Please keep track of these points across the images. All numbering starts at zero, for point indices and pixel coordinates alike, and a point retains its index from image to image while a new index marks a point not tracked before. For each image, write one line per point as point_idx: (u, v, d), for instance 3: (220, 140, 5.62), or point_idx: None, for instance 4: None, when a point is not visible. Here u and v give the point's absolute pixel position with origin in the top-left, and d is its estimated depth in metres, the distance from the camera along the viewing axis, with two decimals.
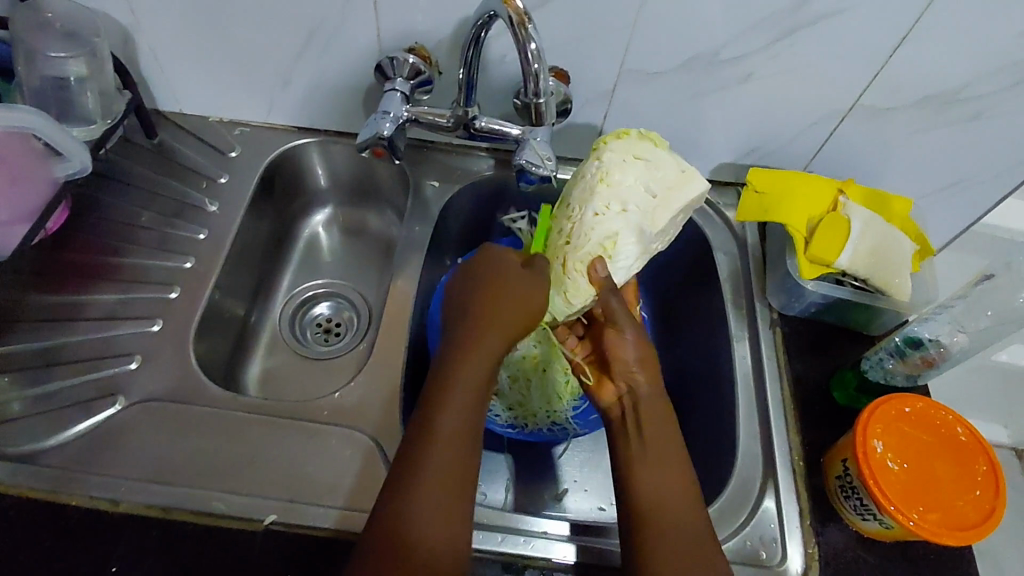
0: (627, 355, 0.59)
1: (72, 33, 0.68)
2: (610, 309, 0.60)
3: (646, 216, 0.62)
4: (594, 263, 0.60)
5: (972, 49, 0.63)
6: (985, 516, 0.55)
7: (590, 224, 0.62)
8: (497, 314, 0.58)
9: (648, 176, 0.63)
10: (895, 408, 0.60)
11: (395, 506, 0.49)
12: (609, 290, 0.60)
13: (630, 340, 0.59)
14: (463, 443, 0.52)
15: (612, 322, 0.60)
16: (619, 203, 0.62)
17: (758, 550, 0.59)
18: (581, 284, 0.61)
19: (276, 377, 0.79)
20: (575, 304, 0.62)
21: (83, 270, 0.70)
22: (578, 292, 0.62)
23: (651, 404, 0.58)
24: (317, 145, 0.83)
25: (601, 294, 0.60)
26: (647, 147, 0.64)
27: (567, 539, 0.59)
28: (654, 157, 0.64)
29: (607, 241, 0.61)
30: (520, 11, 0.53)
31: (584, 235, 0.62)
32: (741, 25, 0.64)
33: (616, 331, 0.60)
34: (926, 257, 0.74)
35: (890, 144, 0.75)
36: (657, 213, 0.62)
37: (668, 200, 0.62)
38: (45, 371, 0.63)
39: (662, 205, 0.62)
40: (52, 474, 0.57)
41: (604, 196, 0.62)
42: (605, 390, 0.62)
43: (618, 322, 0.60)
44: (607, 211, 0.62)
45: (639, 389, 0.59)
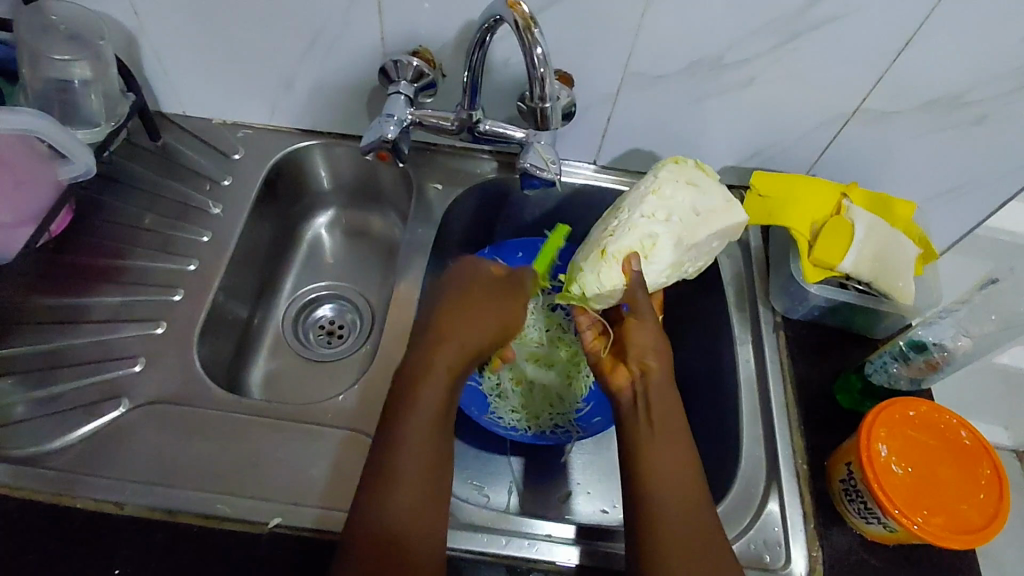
0: (644, 344, 0.59)
1: (76, 36, 0.68)
2: (636, 300, 0.61)
3: (687, 230, 0.64)
4: (630, 256, 0.62)
5: (975, 53, 0.63)
6: (989, 520, 0.55)
7: (634, 222, 0.64)
8: (459, 319, 0.59)
9: (698, 199, 0.65)
10: (899, 412, 0.60)
11: (365, 513, 0.50)
12: (638, 285, 0.62)
13: (649, 330, 0.60)
14: (431, 446, 0.52)
15: (635, 313, 0.61)
16: (667, 211, 0.64)
17: (762, 553, 0.59)
18: (615, 273, 0.62)
19: (279, 379, 0.79)
20: (602, 289, 0.63)
21: (87, 273, 0.70)
22: (609, 279, 0.63)
23: (663, 398, 0.57)
24: (320, 148, 0.83)
25: (631, 287, 0.62)
26: (699, 175, 0.67)
27: (571, 541, 0.59)
28: (705, 183, 0.67)
29: (646, 241, 0.63)
30: (526, 15, 0.53)
31: (627, 228, 0.64)
32: (745, 29, 0.64)
33: (636, 319, 0.61)
34: (929, 261, 0.74)
35: (894, 148, 0.75)
36: (697, 228, 0.64)
37: (710, 221, 0.65)
38: (48, 373, 0.63)
39: (703, 224, 0.65)
40: (57, 476, 0.57)
41: (653, 203, 0.64)
42: (616, 375, 0.60)
43: (641, 314, 0.61)
44: (653, 216, 0.64)
45: (652, 377, 0.58)
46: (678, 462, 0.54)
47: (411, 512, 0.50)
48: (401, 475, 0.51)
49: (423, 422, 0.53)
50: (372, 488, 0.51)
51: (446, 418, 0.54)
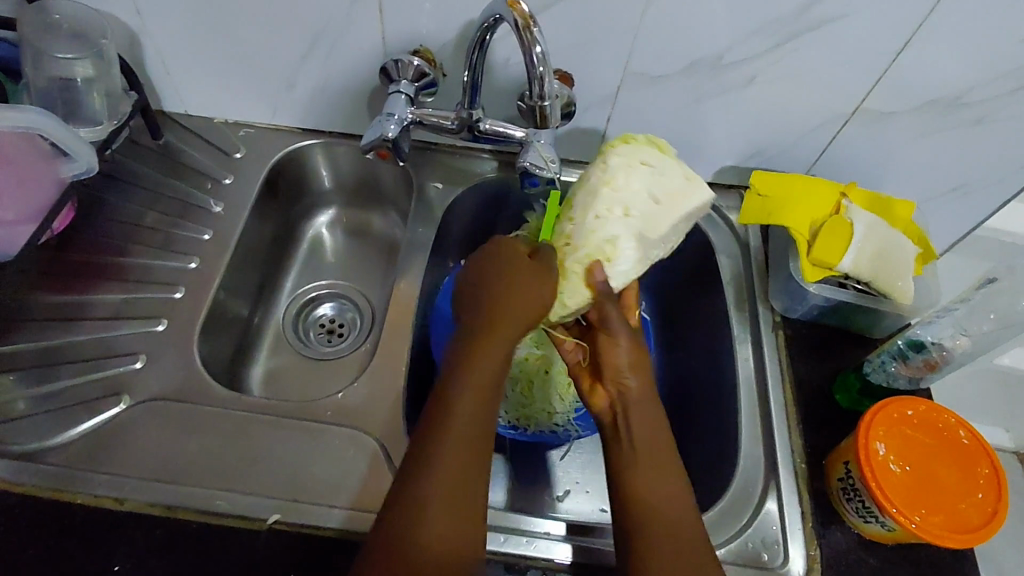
0: (618, 363, 0.59)
1: (80, 34, 0.68)
2: (605, 313, 0.61)
3: (648, 222, 0.63)
4: (592, 266, 0.61)
5: (974, 53, 0.63)
6: (987, 519, 0.55)
7: (591, 228, 0.62)
8: (504, 317, 0.57)
9: (653, 183, 0.65)
10: (897, 411, 0.60)
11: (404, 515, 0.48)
12: (605, 296, 0.61)
13: (621, 347, 0.60)
14: (470, 447, 0.51)
15: (606, 327, 0.61)
16: (623, 206, 0.63)
17: (760, 552, 0.59)
18: (579, 288, 0.61)
19: (279, 377, 0.80)
20: (570, 308, 0.62)
21: (89, 270, 0.71)
22: (573, 296, 0.61)
23: (642, 417, 0.57)
24: (321, 147, 0.83)
25: (598, 299, 0.61)
26: (651, 153, 0.67)
27: (567, 539, 0.59)
28: (659, 164, 0.66)
29: (607, 244, 0.62)
30: (525, 14, 0.53)
31: (584, 235, 0.62)
32: (745, 29, 0.64)
33: (608, 335, 0.61)
34: (928, 261, 0.74)
35: (893, 148, 0.75)
36: (657, 218, 0.63)
37: (670, 205, 0.64)
38: (49, 369, 0.64)
39: (664, 211, 0.64)
40: (57, 471, 0.57)
41: (608, 200, 0.63)
42: (595, 394, 0.61)
43: (612, 328, 0.60)
44: (609, 215, 0.63)
45: (631, 396, 0.59)
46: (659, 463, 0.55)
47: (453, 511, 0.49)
48: (440, 477, 0.49)
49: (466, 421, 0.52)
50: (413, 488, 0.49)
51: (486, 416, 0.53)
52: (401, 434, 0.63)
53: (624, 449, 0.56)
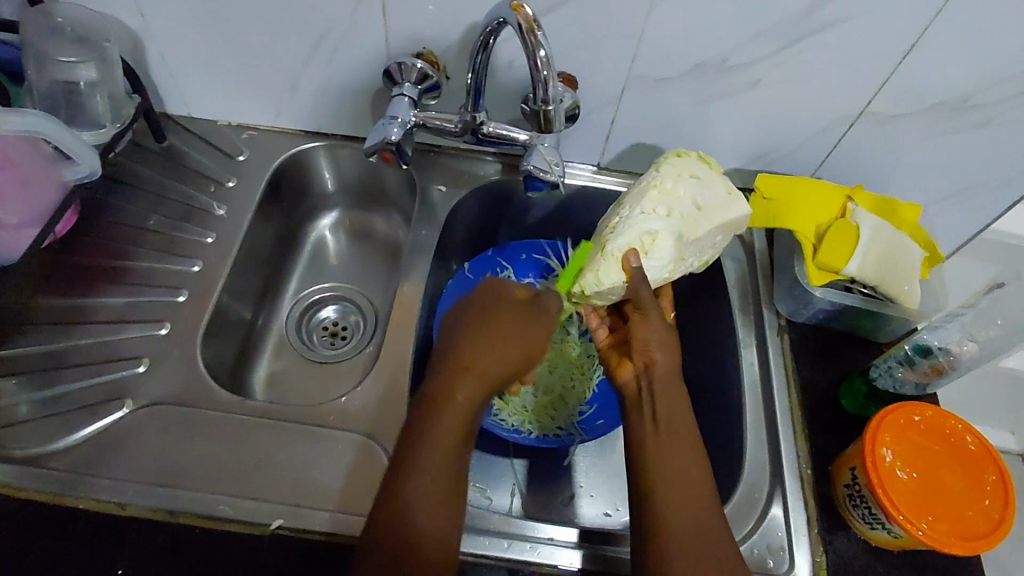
0: (648, 337, 0.60)
1: (84, 37, 0.68)
2: (639, 293, 0.61)
3: (688, 225, 0.64)
4: (628, 254, 0.63)
5: (982, 55, 0.63)
6: (994, 526, 0.55)
7: (634, 220, 0.64)
8: (479, 347, 0.57)
9: (700, 191, 0.65)
10: (904, 417, 0.60)
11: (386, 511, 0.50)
12: (638, 279, 0.62)
13: (654, 323, 0.60)
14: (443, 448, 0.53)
15: (640, 308, 0.61)
16: (666, 206, 0.64)
17: (765, 558, 0.59)
18: (613, 271, 0.63)
19: (282, 380, 0.80)
20: (602, 287, 0.64)
21: (92, 273, 0.71)
22: (608, 277, 0.63)
23: (667, 391, 0.58)
24: (324, 149, 0.83)
25: (631, 282, 0.62)
26: (704, 165, 0.67)
27: (575, 546, 0.59)
28: (709, 176, 0.66)
29: (644, 237, 0.64)
30: (529, 18, 0.53)
31: (626, 226, 0.64)
32: (750, 31, 0.64)
33: (642, 315, 0.61)
34: (935, 264, 0.73)
35: (900, 150, 0.74)
36: (696, 223, 0.64)
37: (711, 215, 0.64)
38: (54, 373, 0.64)
39: (704, 218, 0.64)
40: (61, 476, 0.57)
41: (653, 198, 0.64)
42: (622, 370, 0.62)
43: (645, 308, 0.61)
44: (653, 212, 0.64)
45: (658, 371, 0.58)
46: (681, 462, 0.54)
47: (432, 516, 0.50)
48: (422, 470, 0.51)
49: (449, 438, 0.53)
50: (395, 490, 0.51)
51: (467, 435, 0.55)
52: None
53: (648, 426, 0.56)
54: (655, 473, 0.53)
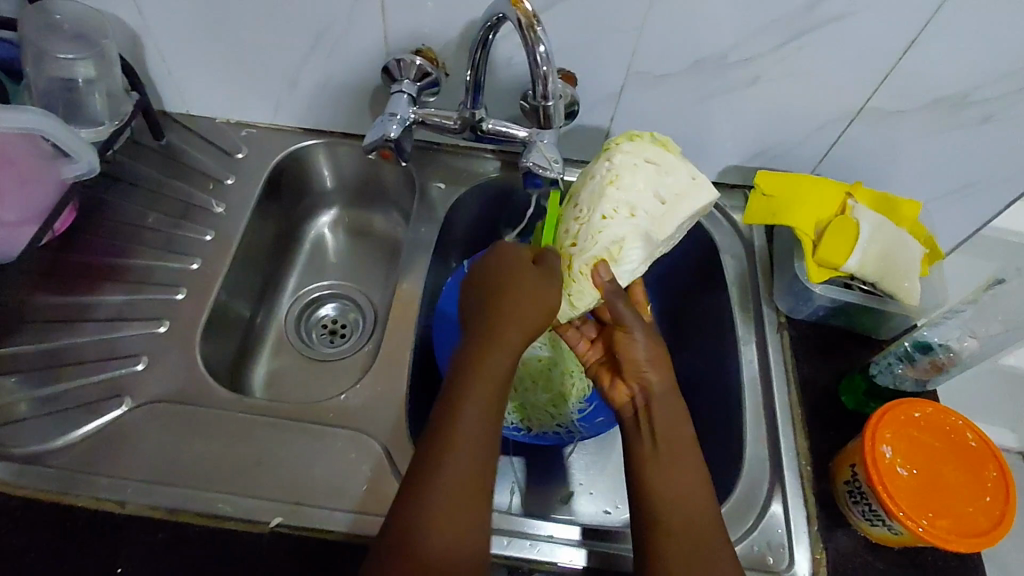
0: (641, 361, 0.59)
1: (81, 35, 0.68)
2: (616, 312, 0.60)
3: (655, 223, 0.63)
4: (597, 268, 0.62)
5: (981, 51, 0.63)
6: (995, 522, 0.55)
7: (598, 227, 0.62)
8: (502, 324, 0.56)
9: (658, 183, 0.64)
10: (904, 414, 0.60)
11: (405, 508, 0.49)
12: (612, 295, 0.61)
13: (642, 345, 0.60)
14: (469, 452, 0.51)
15: (622, 324, 0.60)
16: (628, 206, 0.63)
17: (765, 555, 0.59)
18: (585, 291, 0.62)
19: (281, 378, 0.80)
20: (577, 310, 0.63)
21: (91, 271, 0.71)
22: (581, 299, 0.63)
23: (667, 409, 0.58)
24: (323, 147, 0.83)
25: (604, 298, 0.62)
26: (658, 151, 0.65)
27: (575, 543, 0.59)
28: (667, 160, 0.65)
29: (613, 245, 0.62)
30: (528, 14, 0.53)
31: (590, 236, 0.63)
32: (749, 27, 0.63)
33: (626, 335, 0.60)
34: (934, 261, 0.73)
35: (899, 147, 0.74)
36: (663, 220, 0.63)
37: (676, 207, 0.63)
38: (52, 371, 0.63)
39: (669, 211, 0.63)
40: (61, 474, 0.57)
41: (614, 200, 0.63)
42: (618, 391, 0.61)
43: (627, 325, 0.60)
44: (616, 215, 0.63)
45: (655, 393, 0.58)
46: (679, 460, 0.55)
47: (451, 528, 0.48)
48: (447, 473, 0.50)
49: (472, 423, 0.52)
50: (414, 488, 0.50)
51: (493, 416, 0.53)
52: (404, 437, 0.63)
53: (647, 444, 0.56)
54: (659, 487, 0.54)
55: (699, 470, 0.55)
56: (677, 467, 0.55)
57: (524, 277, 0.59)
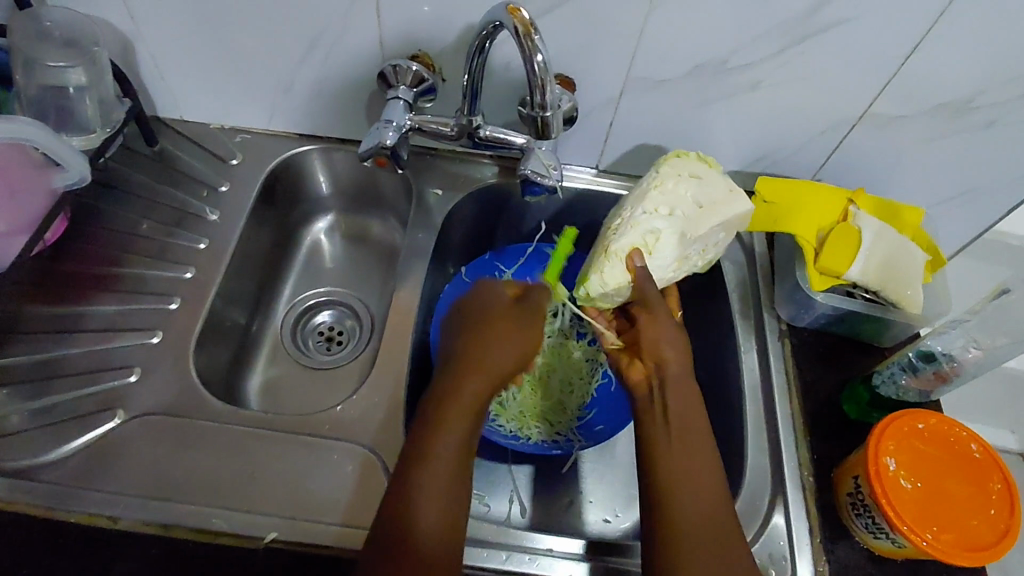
0: (657, 339, 0.60)
1: (72, 42, 0.67)
2: (646, 292, 0.62)
3: (691, 224, 0.64)
4: (632, 254, 0.63)
5: (985, 57, 0.62)
6: (1000, 536, 0.54)
7: (638, 220, 0.64)
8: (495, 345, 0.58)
9: (700, 191, 0.65)
10: (907, 424, 0.59)
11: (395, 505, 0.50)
12: (643, 278, 0.62)
13: (663, 325, 0.61)
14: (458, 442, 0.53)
15: (649, 310, 0.62)
16: (668, 205, 0.64)
17: (767, 567, 0.58)
18: (617, 271, 0.63)
19: (277, 387, 0.79)
20: (608, 288, 0.63)
21: (83, 281, 0.70)
22: (613, 278, 0.63)
23: (680, 390, 0.57)
24: (318, 152, 0.82)
25: (636, 282, 0.62)
26: (701, 166, 0.67)
27: (575, 557, 0.58)
28: (709, 176, 0.66)
29: (649, 237, 0.63)
30: (526, 21, 0.52)
31: (628, 226, 0.64)
32: (750, 32, 0.63)
33: (650, 314, 0.61)
34: (937, 268, 0.72)
35: (902, 153, 0.74)
36: (700, 221, 0.64)
37: (714, 212, 0.64)
38: (44, 384, 0.62)
39: (706, 215, 0.64)
40: (52, 489, 0.56)
41: (656, 199, 0.64)
42: (634, 370, 0.61)
43: (654, 310, 0.61)
44: (656, 212, 0.63)
45: (669, 370, 0.58)
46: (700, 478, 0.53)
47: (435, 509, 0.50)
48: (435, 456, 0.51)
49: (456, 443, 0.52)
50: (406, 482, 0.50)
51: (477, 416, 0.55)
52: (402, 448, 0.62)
53: (659, 427, 0.56)
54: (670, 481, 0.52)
55: (717, 481, 0.53)
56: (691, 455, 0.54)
57: (509, 315, 0.61)
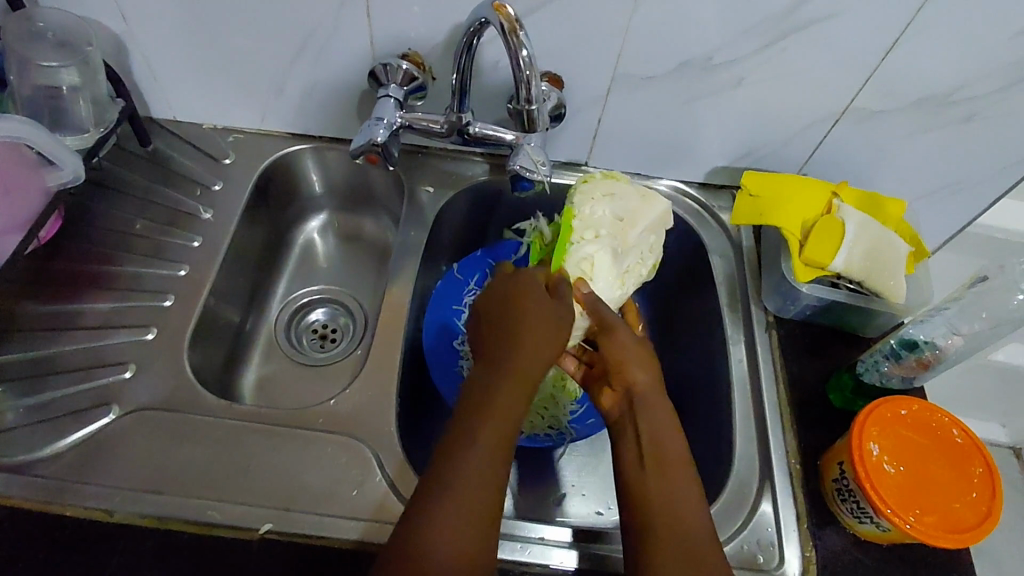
0: (623, 359, 0.60)
1: (64, 42, 0.67)
2: (601, 316, 0.63)
3: (618, 237, 0.69)
4: (577, 285, 0.65)
5: (962, 52, 0.63)
6: (982, 518, 0.55)
7: (570, 252, 0.67)
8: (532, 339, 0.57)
9: (616, 205, 0.70)
10: (890, 411, 0.60)
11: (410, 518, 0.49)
12: (593, 303, 0.63)
13: (624, 344, 0.61)
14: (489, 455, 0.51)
15: (606, 329, 0.62)
16: (593, 230, 0.68)
17: (756, 553, 0.59)
18: (568, 302, 0.64)
19: (273, 384, 0.79)
20: None
21: (77, 280, 0.70)
22: None
23: (653, 410, 0.58)
24: (311, 151, 0.83)
25: (588, 307, 0.63)
26: (611, 185, 0.71)
27: (568, 546, 0.59)
28: (620, 191, 0.71)
29: (585, 263, 0.67)
30: (511, 18, 0.53)
31: (564, 259, 0.67)
32: (734, 29, 0.64)
33: (612, 337, 0.62)
34: (920, 259, 0.74)
35: (884, 148, 0.75)
36: (625, 232, 0.69)
37: (634, 221, 0.70)
38: (39, 381, 0.63)
39: (630, 226, 0.69)
40: (48, 483, 0.57)
41: (579, 227, 0.68)
42: (606, 397, 0.61)
43: (610, 329, 0.62)
44: (583, 239, 0.68)
45: (639, 393, 0.58)
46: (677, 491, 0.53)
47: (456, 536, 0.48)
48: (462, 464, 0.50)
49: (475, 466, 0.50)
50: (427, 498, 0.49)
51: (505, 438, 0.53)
52: (396, 444, 0.63)
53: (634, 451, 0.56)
54: (648, 476, 0.54)
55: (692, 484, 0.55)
56: (669, 472, 0.55)
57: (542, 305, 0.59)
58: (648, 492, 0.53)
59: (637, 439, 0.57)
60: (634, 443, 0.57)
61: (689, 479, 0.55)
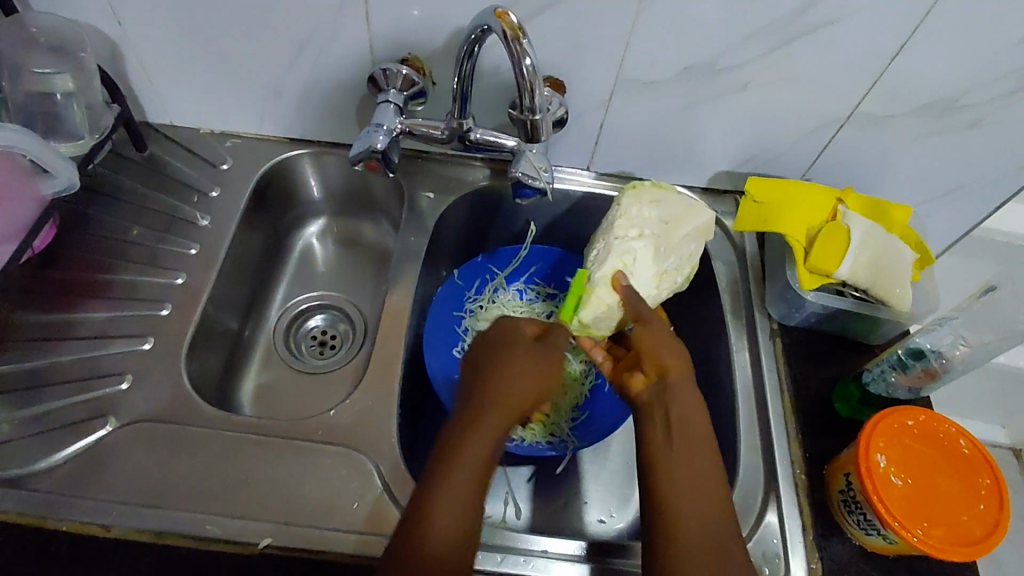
0: (655, 346, 0.59)
1: (58, 47, 0.66)
2: (638, 309, 0.63)
3: (663, 240, 0.66)
4: (616, 276, 0.65)
5: (969, 56, 0.63)
6: (989, 531, 0.55)
7: (613, 246, 0.66)
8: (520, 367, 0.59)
9: (663, 209, 0.68)
10: (898, 422, 0.60)
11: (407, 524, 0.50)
12: (631, 296, 0.64)
13: (657, 330, 0.61)
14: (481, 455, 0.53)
15: (641, 320, 0.62)
16: (636, 228, 0.67)
17: (761, 565, 0.58)
18: (604, 292, 0.65)
19: (271, 392, 0.78)
20: (599, 313, 0.65)
21: (73, 288, 0.69)
22: (601, 300, 0.65)
23: (682, 396, 0.57)
24: (310, 156, 0.82)
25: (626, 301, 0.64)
26: (656, 191, 0.70)
27: (574, 560, 0.58)
28: (666, 196, 0.69)
29: (626, 258, 0.66)
30: (514, 25, 0.52)
31: (606, 252, 0.66)
32: (739, 34, 0.63)
33: (645, 325, 0.61)
34: (925, 266, 0.73)
35: (889, 153, 0.74)
36: (670, 235, 0.67)
37: (680, 226, 0.67)
38: (34, 393, 0.62)
39: (676, 230, 0.67)
40: (44, 498, 0.56)
41: (624, 225, 0.67)
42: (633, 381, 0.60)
43: (646, 318, 0.62)
44: (627, 235, 0.66)
45: (674, 379, 0.58)
46: (698, 486, 0.53)
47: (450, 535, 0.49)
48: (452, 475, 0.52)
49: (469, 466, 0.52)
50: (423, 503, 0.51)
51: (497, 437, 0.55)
52: (397, 455, 0.62)
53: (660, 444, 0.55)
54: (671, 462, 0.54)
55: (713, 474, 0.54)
56: (689, 457, 0.54)
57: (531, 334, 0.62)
58: (669, 482, 0.53)
59: (667, 422, 0.56)
60: (662, 425, 0.56)
61: (710, 472, 0.54)
